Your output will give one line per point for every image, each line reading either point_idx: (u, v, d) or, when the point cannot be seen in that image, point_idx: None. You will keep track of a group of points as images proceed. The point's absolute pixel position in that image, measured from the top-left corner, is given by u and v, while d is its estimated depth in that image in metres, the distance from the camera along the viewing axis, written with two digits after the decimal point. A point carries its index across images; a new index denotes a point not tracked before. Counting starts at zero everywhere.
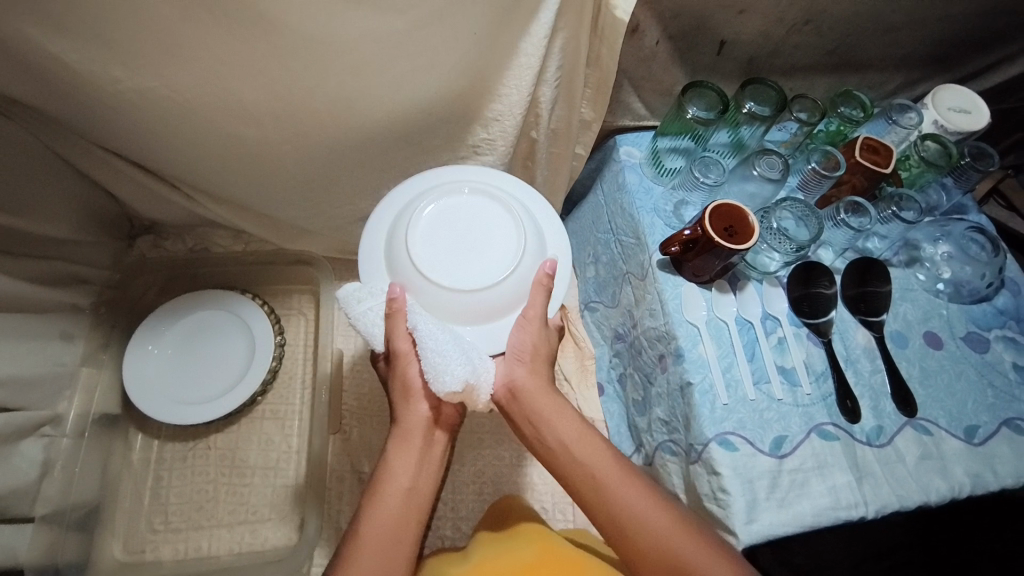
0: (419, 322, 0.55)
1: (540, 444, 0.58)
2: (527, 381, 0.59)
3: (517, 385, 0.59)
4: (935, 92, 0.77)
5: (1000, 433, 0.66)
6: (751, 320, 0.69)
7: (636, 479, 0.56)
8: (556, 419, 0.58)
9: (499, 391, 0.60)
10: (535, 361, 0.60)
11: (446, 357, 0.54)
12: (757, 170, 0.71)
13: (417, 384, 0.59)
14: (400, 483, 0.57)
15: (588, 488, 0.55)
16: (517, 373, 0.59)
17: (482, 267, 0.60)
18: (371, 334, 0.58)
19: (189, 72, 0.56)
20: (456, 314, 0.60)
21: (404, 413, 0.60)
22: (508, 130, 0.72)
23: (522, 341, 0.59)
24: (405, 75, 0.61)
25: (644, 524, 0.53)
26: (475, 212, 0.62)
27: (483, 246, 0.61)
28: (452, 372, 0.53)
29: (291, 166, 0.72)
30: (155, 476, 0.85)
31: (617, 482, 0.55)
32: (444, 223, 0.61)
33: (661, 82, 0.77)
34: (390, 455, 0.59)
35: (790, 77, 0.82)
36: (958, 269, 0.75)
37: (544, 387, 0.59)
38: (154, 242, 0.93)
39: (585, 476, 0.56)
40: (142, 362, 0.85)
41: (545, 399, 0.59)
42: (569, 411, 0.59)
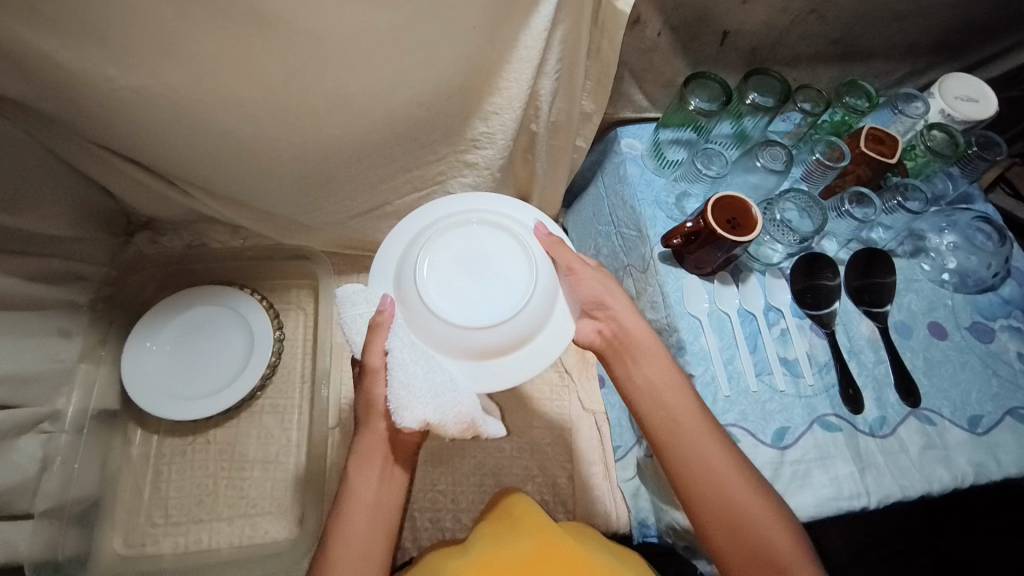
0: (396, 345, 0.55)
1: (631, 387, 0.61)
2: (627, 323, 0.62)
3: (619, 328, 0.62)
4: (944, 80, 0.76)
5: (1004, 423, 0.65)
6: (753, 311, 0.69)
7: (714, 430, 0.56)
8: (649, 364, 0.60)
9: (594, 335, 0.63)
10: (620, 302, 0.63)
11: (411, 391, 0.53)
12: (760, 161, 0.70)
13: (379, 404, 0.57)
14: (363, 500, 0.57)
15: (665, 430, 0.57)
16: (614, 313, 0.62)
17: (485, 307, 0.60)
18: (355, 341, 0.59)
19: (182, 70, 0.55)
20: (445, 348, 0.60)
21: (366, 431, 0.59)
22: (507, 124, 0.72)
23: (597, 286, 0.63)
24: (402, 70, 0.60)
25: (712, 471, 0.54)
26: (490, 252, 0.62)
27: (491, 288, 0.61)
28: (412, 409, 0.52)
29: (287, 161, 0.72)
30: (155, 470, 0.85)
31: (693, 428, 0.56)
32: (458, 257, 0.62)
33: (663, 73, 0.76)
34: (353, 470, 0.58)
35: (794, 67, 0.81)
36: (963, 259, 0.75)
37: (647, 332, 0.62)
38: (152, 238, 0.93)
39: (662, 417, 0.58)
40: (141, 358, 0.85)
41: (648, 339, 0.61)
42: (663, 355, 0.61)
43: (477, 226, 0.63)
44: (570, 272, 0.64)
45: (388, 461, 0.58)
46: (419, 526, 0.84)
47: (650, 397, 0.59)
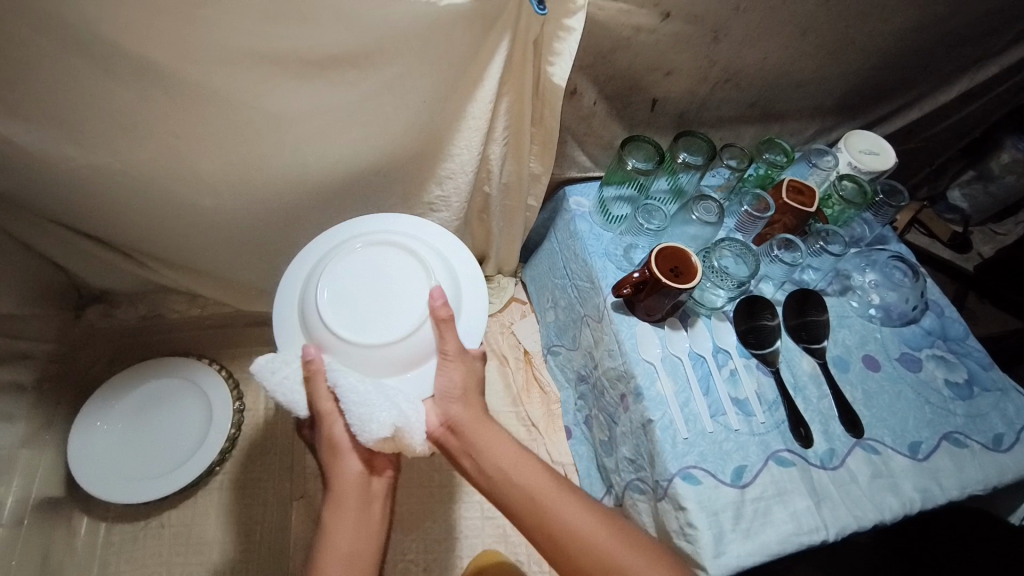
0: (341, 378, 0.53)
1: (482, 476, 0.56)
2: (463, 415, 0.57)
3: (454, 422, 0.57)
4: (847, 137, 0.86)
5: (941, 447, 0.69)
6: (703, 354, 0.72)
7: (571, 494, 0.56)
8: (494, 444, 0.57)
9: (438, 428, 0.58)
10: (466, 399, 0.58)
11: (370, 404, 0.52)
12: (696, 215, 0.76)
13: (344, 442, 0.55)
14: (341, 550, 0.53)
15: (527, 511, 0.54)
16: (454, 409, 0.57)
17: (387, 321, 0.58)
18: (291, 399, 0.54)
19: (144, 148, 0.57)
20: (371, 368, 0.57)
21: (336, 476, 0.56)
22: (461, 186, 0.76)
23: (454, 377, 0.57)
24: (359, 140, 0.64)
25: (582, 539, 0.53)
26: (381, 264, 0.60)
27: (396, 303, 0.59)
28: (378, 419, 0.51)
29: (247, 230, 0.73)
30: (101, 563, 0.79)
31: (552, 500, 0.54)
32: (370, 270, 0.60)
33: (602, 136, 0.83)
34: (329, 523, 0.55)
35: (719, 128, 0.90)
36: (885, 295, 0.82)
37: (481, 418, 0.58)
38: (104, 311, 0.91)
39: (521, 500, 0.55)
40: (89, 439, 0.81)
41: (485, 427, 0.58)
42: (508, 440, 0.58)
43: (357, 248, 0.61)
44: (443, 355, 0.58)
45: (361, 503, 0.56)
46: None
47: (501, 479, 0.55)
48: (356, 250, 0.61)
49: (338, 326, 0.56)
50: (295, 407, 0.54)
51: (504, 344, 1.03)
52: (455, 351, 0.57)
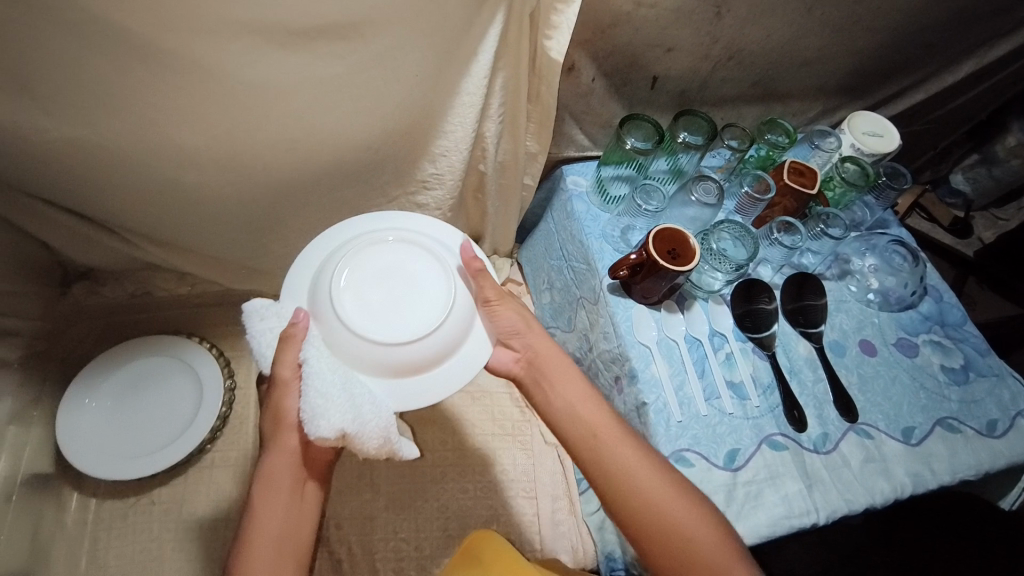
0: (311, 357, 0.51)
1: (548, 406, 0.62)
2: (539, 347, 0.63)
3: (530, 353, 0.63)
4: (851, 118, 0.84)
5: (934, 432, 0.69)
6: (699, 337, 0.72)
7: (633, 440, 0.58)
8: (566, 383, 0.62)
9: (515, 363, 0.64)
10: (534, 330, 0.63)
11: (327, 398, 0.49)
12: (695, 195, 0.75)
13: (290, 419, 0.53)
14: (269, 533, 0.53)
15: (586, 443, 0.58)
16: (530, 342, 0.63)
17: (383, 317, 0.55)
18: (261, 351, 0.53)
19: (124, 121, 0.56)
20: (357, 362, 0.54)
21: (269, 455, 0.55)
22: (455, 164, 0.74)
23: (511, 318, 0.61)
24: (349, 116, 0.62)
25: (633, 478, 0.55)
26: (411, 266, 0.58)
27: (404, 310, 0.56)
28: (328, 419, 0.48)
29: (235, 207, 0.72)
30: (92, 538, 0.79)
31: (611, 441, 0.57)
32: (406, 271, 0.58)
33: (600, 115, 0.82)
34: (256, 502, 0.54)
35: (719, 108, 0.88)
36: (883, 280, 0.81)
37: (552, 351, 0.64)
38: (90, 288, 0.89)
39: (582, 435, 0.59)
40: (77, 416, 0.81)
41: (559, 362, 0.63)
42: (578, 377, 0.63)
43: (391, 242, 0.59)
44: (485, 301, 0.60)
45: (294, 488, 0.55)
46: None
47: (566, 415, 0.60)
48: (387, 244, 0.59)
49: (346, 310, 0.54)
50: (263, 361, 0.53)
51: None
52: (495, 297, 0.60)
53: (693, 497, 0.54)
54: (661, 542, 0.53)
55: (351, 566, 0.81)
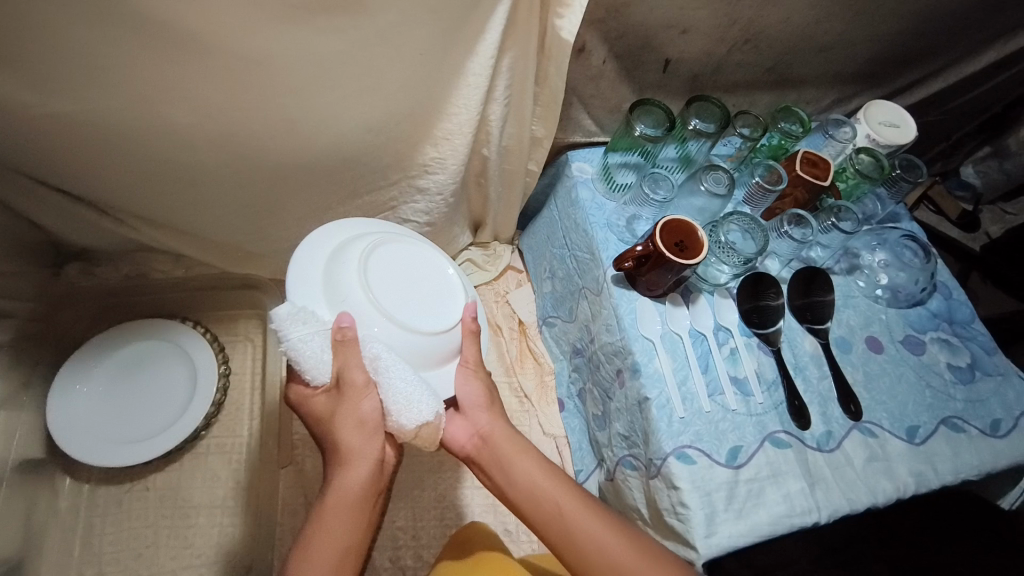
0: (379, 352, 0.54)
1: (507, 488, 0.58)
2: (493, 427, 0.60)
3: (484, 432, 0.60)
4: (867, 107, 0.82)
5: (939, 432, 0.69)
6: (704, 331, 0.70)
7: (601, 516, 0.56)
8: (522, 463, 0.58)
9: (468, 441, 0.60)
10: (489, 407, 0.61)
11: (413, 387, 0.54)
12: (705, 185, 0.73)
13: (369, 422, 0.53)
14: (331, 548, 0.52)
15: (552, 525, 0.55)
16: (483, 420, 0.60)
17: (415, 309, 0.59)
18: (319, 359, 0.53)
19: (111, 96, 0.53)
20: (413, 359, 0.58)
21: (348, 466, 0.53)
22: (459, 148, 0.71)
23: (476, 387, 0.61)
24: (348, 97, 0.60)
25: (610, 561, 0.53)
26: (427, 267, 0.63)
27: (428, 304, 0.61)
28: (422, 406, 0.53)
29: (231, 190, 0.69)
30: (85, 524, 0.79)
31: (583, 522, 0.55)
32: (423, 270, 0.62)
33: (609, 99, 0.79)
34: (326, 512, 0.53)
35: (732, 94, 0.85)
36: (893, 276, 0.79)
37: (508, 430, 0.60)
38: (84, 268, 0.85)
39: (555, 515, 0.55)
40: (67, 402, 0.79)
41: (512, 441, 0.60)
42: (535, 452, 0.59)
43: (389, 239, 0.61)
44: (464, 363, 0.62)
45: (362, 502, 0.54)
46: (378, 565, 0.81)
47: (529, 495, 0.57)
48: (388, 241, 0.61)
49: (388, 317, 0.56)
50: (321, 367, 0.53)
51: (499, 313, 1.01)
52: (474, 359, 0.62)
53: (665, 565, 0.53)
54: None
55: None
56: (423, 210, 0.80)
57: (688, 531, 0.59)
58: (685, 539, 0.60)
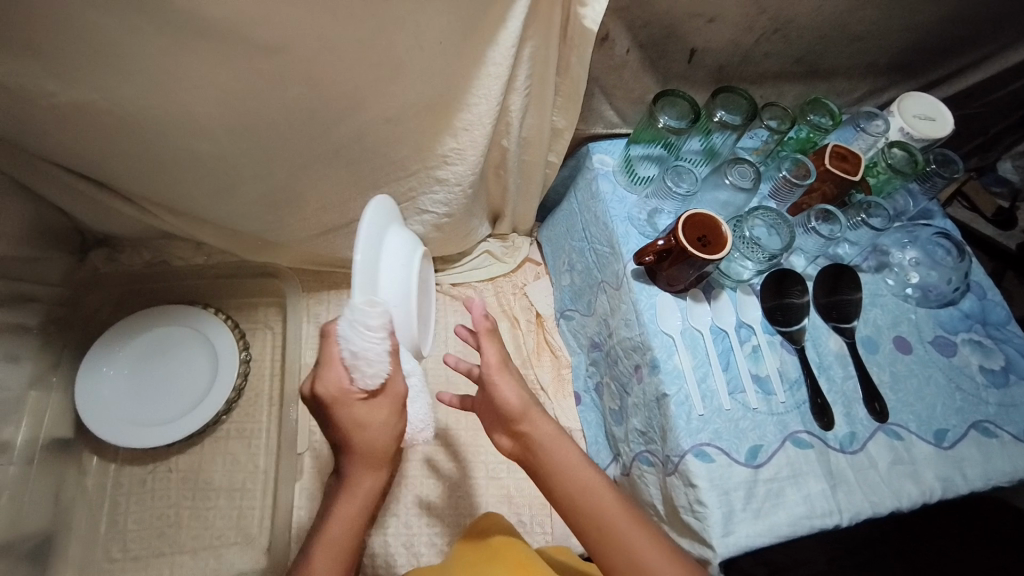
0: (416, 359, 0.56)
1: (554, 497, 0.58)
2: (541, 433, 0.59)
3: (531, 438, 0.59)
4: (902, 99, 0.79)
5: (968, 436, 0.67)
6: (725, 328, 0.69)
7: (637, 522, 0.56)
8: (570, 462, 0.58)
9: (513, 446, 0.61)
10: (534, 414, 0.60)
11: None
12: (729, 179, 0.71)
13: (372, 429, 0.54)
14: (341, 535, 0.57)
15: (594, 531, 0.55)
16: (532, 428, 0.60)
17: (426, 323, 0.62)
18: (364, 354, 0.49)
19: (134, 86, 0.53)
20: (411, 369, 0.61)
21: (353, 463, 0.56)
22: (478, 140, 0.70)
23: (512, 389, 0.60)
24: (368, 87, 0.60)
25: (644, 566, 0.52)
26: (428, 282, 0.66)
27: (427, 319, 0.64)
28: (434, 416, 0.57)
29: (251, 179, 0.70)
30: (112, 502, 0.81)
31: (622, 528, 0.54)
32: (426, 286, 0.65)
33: (632, 90, 0.77)
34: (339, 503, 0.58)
35: (760, 85, 0.82)
36: (925, 275, 0.76)
37: (557, 436, 0.59)
38: (109, 255, 0.89)
39: (596, 522, 0.55)
40: (95, 383, 0.81)
41: (562, 450, 0.58)
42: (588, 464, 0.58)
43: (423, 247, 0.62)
44: (486, 366, 0.61)
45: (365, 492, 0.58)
46: (392, 552, 0.82)
47: (569, 501, 0.57)
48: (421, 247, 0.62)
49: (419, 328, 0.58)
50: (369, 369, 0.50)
51: (516, 305, 1.00)
52: (494, 361, 0.61)
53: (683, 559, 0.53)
54: None
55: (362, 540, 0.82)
56: (442, 201, 0.80)
57: (704, 530, 0.59)
58: (701, 537, 0.59)
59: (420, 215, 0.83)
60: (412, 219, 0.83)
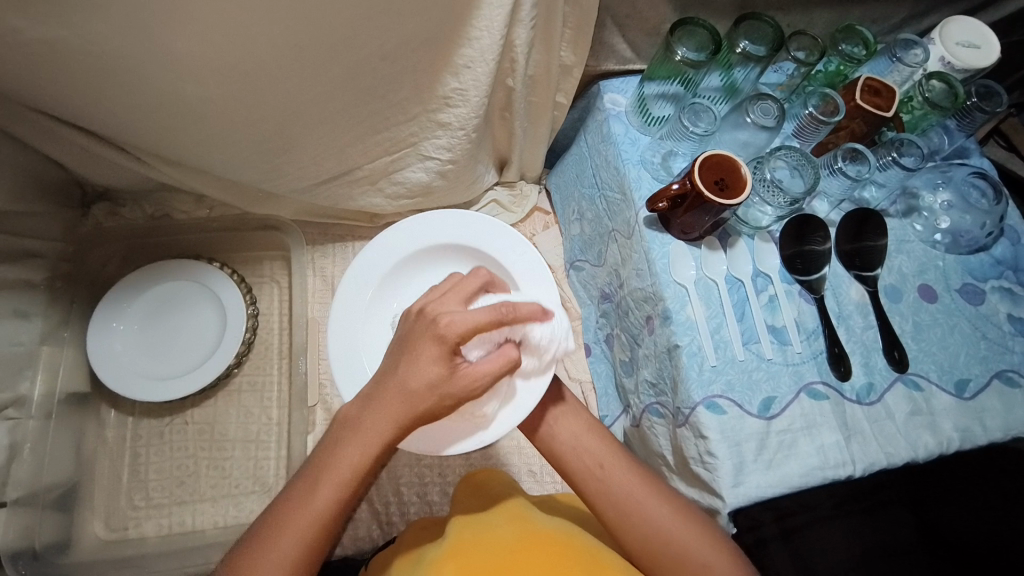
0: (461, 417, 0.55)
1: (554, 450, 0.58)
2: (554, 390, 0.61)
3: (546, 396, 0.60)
4: (944, 24, 0.72)
5: (991, 386, 0.64)
6: (741, 277, 0.66)
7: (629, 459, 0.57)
8: (567, 423, 0.59)
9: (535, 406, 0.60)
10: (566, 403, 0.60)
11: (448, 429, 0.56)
12: (751, 117, 0.67)
13: (409, 378, 0.46)
14: (336, 476, 0.47)
15: (593, 476, 0.55)
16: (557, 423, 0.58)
17: None
18: (523, 370, 0.55)
19: (107, 23, 0.49)
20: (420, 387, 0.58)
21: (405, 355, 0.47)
22: (481, 78, 0.65)
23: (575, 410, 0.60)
24: (360, 19, 0.55)
25: (635, 505, 0.53)
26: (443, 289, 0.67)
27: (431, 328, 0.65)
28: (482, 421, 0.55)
29: (243, 126, 0.67)
30: (132, 453, 0.84)
31: (614, 467, 0.55)
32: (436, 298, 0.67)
33: (647, 20, 0.72)
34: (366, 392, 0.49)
35: (787, 12, 0.76)
36: (957, 218, 0.72)
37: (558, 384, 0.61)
38: (110, 209, 0.87)
39: (588, 466, 0.56)
40: (105, 338, 0.82)
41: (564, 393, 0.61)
42: (579, 406, 0.61)
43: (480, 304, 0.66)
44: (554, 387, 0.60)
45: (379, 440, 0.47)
46: (406, 499, 0.84)
47: (571, 447, 0.57)
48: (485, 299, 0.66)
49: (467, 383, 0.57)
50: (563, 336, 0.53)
51: None
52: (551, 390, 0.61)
53: (667, 495, 0.54)
54: (657, 552, 0.52)
55: (376, 488, 0.84)
56: (445, 146, 0.76)
57: (714, 480, 0.58)
58: (710, 487, 0.59)
59: (424, 161, 0.79)
60: (415, 166, 0.80)
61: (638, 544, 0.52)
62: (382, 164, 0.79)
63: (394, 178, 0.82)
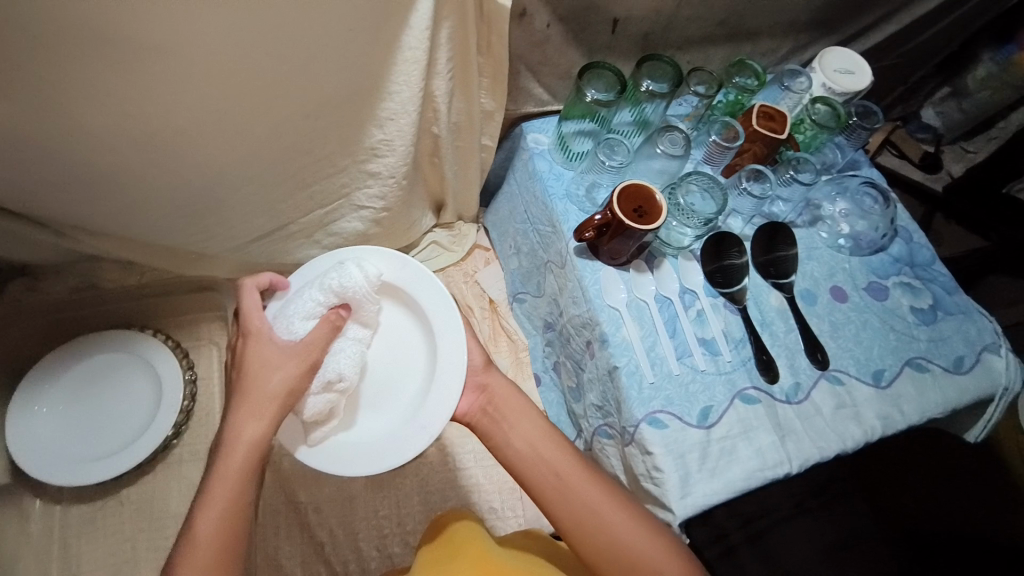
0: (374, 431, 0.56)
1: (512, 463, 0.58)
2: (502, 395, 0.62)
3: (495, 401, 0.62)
4: (823, 55, 0.80)
5: (903, 374, 0.70)
6: (669, 296, 0.70)
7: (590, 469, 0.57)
8: (521, 431, 0.59)
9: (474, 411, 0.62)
10: (517, 410, 0.60)
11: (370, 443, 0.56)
12: (661, 147, 0.72)
13: (252, 373, 0.51)
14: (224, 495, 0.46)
15: (552, 489, 0.56)
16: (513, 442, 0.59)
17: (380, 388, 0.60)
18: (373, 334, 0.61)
19: (14, 102, 0.49)
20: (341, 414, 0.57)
21: (246, 360, 0.51)
22: (405, 129, 0.68)
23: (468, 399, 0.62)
24: (279, 81, 0.57)
25: (599, 518, 0.54)
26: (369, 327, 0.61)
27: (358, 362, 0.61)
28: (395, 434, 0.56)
29: (167, 191, 0.66)
30: (61, 545, 0.78)
31: (577, 479, 0.56)
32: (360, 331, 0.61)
33: (559, 65, 0.77)
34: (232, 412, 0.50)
35: (686, 50, 0.83)
36: (855, 224, 0.79)
37: (511, 391, 0.62)
38: (29, 286, 0.80)
39: (545, 477, 0.56)
40: (27, 424, 0.77)
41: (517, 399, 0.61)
42: (533, 412, 0.61)
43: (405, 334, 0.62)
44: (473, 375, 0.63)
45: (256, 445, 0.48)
46: (366, 555, 0.81)
47: (529, 459, 0.58)
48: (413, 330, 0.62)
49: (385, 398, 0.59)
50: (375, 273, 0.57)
51: (470, 294, 1.00)
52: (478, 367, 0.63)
53: (629, 506, 0.55)
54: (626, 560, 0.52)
55: (334, 547, 0.81)
56: (377, 194, 0.77)
57: (663, 494, 0.60)
58: (661, 501, 0.61)
59: (358, 211, 0.80)
60: (350, 216, 0.81)
61: (602, 556, 0.53)
62: (317, 217, 0.80)
63: (330, 229, 0.83)
